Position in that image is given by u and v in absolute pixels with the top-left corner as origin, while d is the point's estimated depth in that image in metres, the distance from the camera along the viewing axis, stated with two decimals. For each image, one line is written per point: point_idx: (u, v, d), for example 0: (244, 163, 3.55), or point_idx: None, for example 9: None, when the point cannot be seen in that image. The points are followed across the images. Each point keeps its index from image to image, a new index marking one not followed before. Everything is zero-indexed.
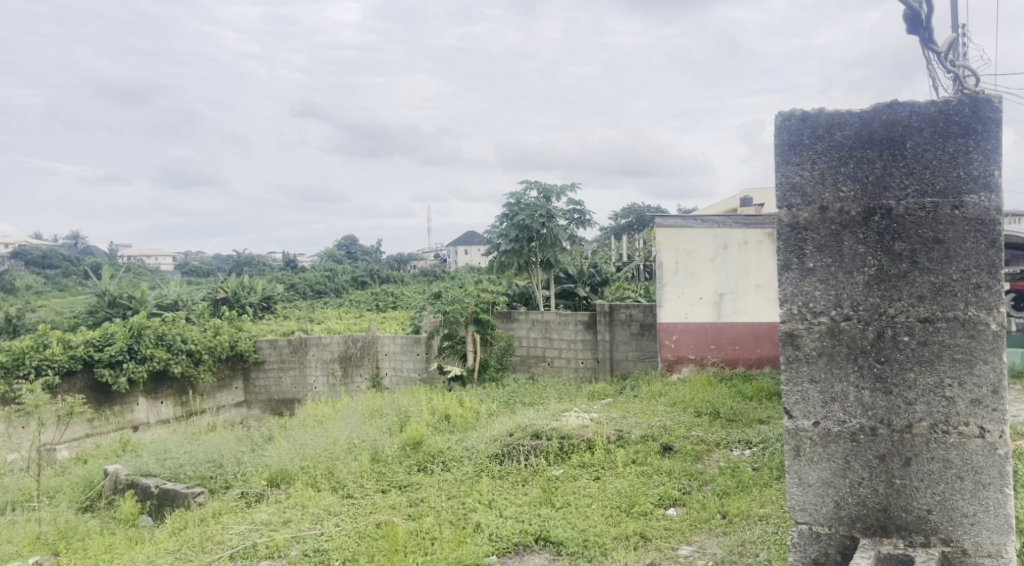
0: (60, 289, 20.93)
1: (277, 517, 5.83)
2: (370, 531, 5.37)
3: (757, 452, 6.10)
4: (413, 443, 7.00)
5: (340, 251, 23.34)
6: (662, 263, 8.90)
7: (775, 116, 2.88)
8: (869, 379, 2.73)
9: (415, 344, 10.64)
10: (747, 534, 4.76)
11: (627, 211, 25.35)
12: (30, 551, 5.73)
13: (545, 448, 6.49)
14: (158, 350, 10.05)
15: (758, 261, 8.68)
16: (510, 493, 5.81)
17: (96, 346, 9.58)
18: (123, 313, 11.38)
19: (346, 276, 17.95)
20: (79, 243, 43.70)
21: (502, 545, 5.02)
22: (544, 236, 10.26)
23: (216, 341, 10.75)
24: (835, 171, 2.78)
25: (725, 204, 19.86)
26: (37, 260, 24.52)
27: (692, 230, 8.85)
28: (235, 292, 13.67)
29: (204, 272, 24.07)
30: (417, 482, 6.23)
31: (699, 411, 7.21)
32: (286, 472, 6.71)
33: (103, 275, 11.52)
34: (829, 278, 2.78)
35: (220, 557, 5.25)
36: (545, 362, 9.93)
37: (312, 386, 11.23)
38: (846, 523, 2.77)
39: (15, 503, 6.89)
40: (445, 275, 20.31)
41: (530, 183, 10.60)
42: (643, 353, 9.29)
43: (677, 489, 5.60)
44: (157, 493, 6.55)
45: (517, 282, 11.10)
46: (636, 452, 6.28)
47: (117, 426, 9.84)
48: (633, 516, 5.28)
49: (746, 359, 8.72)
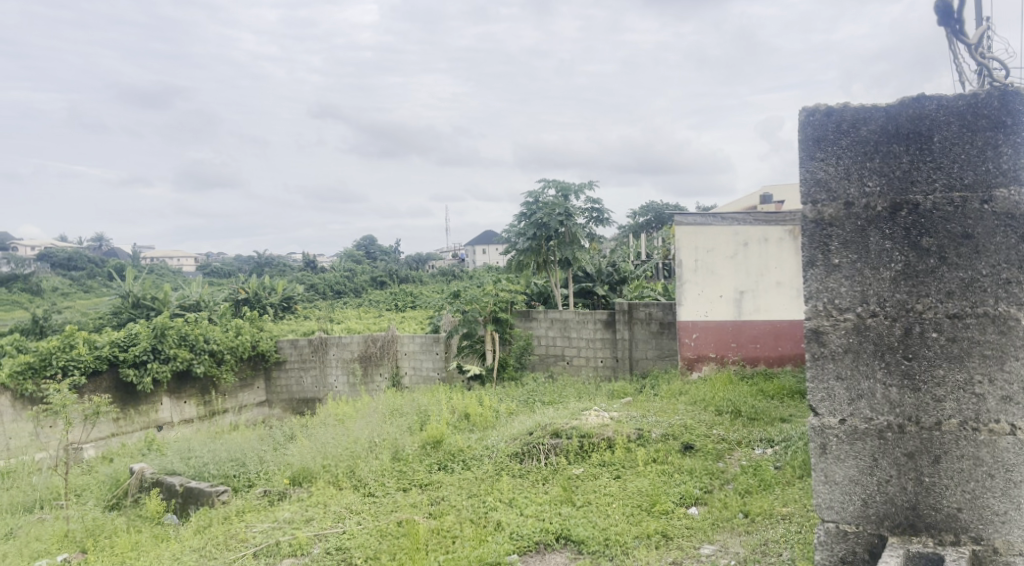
0: (86, 290, 21.20)
1: (300, 515, 5.86)
2: (390, 530, 5.38)
3: (779, 451, 6.05)
4: (433, 442, 7.01)
5: (359, 252, 23.44)
6: (682, 261, 8.87)
7: (799, 111, 2.86)
8: (896, 376, 2.71)
9: (434, 343, 10.65)
10: (769, 533, 4.72)
11: (646, 210, 25.27)
12: (59, 548, 5.81)
13: (564, 447, 6.48)
14: (182, 350, 10.13)
15: (779, 259, 8.60)
16: (531, 492, 5.80)
17: (121, 346, 9.68)
18: (146, 314, 11.51)
19: (365, 276, 18.02)
20: (102, 245, 44.24)
21: (523, 543, 5.03)
22: (562, 235, 10.23)
23: (238, 341, 10.84)
24: (860, 166, 2.76)
25: (746, 201, 19.71)
26: (61, 262, 24.87)
27: (711, 228, 8.81)
28: (256, 293, 13.80)
29: (225, 273, 24.34)
30: (438, 481, 6.25)
31: (720, 410, 7.17)
32: (308, 471, 6.74)
33: (128, 276, 11.66)
34: (854, 275, 2.75)
35: (244, 555, 5.28)
36: (564, 361, 9.92)
37: (332, 385, 11.29)
38: (874, 521, 2.75)
39: (43, 502, 6.98)
40: (463, 274, 20.34)
41: (549, 181, 10.59)
42: (662, 351, 9.26)
43: (698, 489, 5.57)
44: (182, 491, 6.60)
45: (536, 281, 11.10)
46: (657, 451, 6.27)
47: (143, 425, 9.96)
48: (654, 515, 5.26)
49: (767, 357, 8.66)
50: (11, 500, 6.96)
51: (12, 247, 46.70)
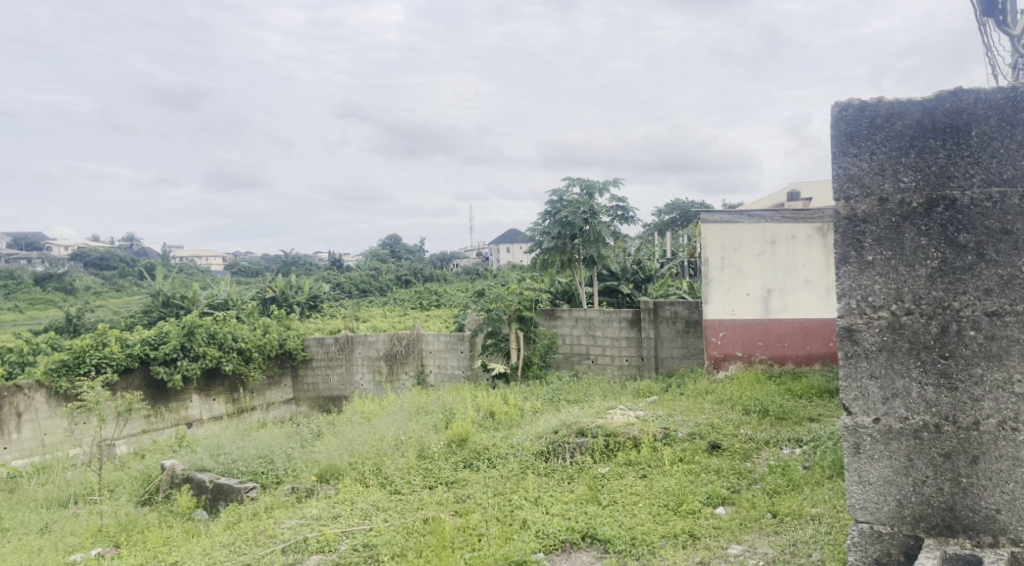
0: (117, 289, 21.48)
1: (327, 511, 5.90)
2: (417, 527, 5.40)
3: (807, 451, 5.98)
4: (459, 439, 7.03)
5: (385, 251, 23.54)
6: (708, 259, 8.80)
7: (831, 106, 2.83)
8: (933, 375, 2.66)
9: (459, 342, 10.67)
10: (798, 533, 4.68)
11: (671, 208, 25.15)
12: (93, 543, 5.89)
13: (590, 446, 6.46)
14: (211, 348, 10.24)
15: (807, 257, 8.51)
16: (558, 491, 5.80)
17: (152, 344, 9.80)
18: (176, 312, 11.64)
19: (391, 275, 18.10)
20: (132, 245, 44.78)
21: (549, 542, 5.02)
22: (587, 233, 10.20)
23: (266, 339, 10.94)
24: (895, 162, 2.72)
25: (773, 199, 19.54)
26: (94, 261, 25.22)
27: (738, 225, 8.73)
28: (283, 292, 13.93)
29: (252, 272, 24.55)
30: (464, 478, 6.26)
31: (747, 409, 7.11)
32: (335, 468, 6.77)
33: (158, 275, 11.80)
34: (888, 272, 2.71)
35: (272, 551, 5.32)
36: (589, 360, 9.89)
37: (358, 383, 11.35)
38: (910, 522, 2.71)
39: (78, 497, 7.08)
40: (487, 273, 20.36)
41: (573, 179, 10.56)
42: (688, 350, 9.20)
43: (725, 488, 5.53)
44: (212, 487, 6.66)
45: (560, 279, 11.08)
46: (683, 450, 6.23)
47: (173, 422, 10.08)
48: (681, 514, 5.23)
49: (795, 356, 8.57)
50: (47, 495, 7.10)
51: (46, 248, 47.37)
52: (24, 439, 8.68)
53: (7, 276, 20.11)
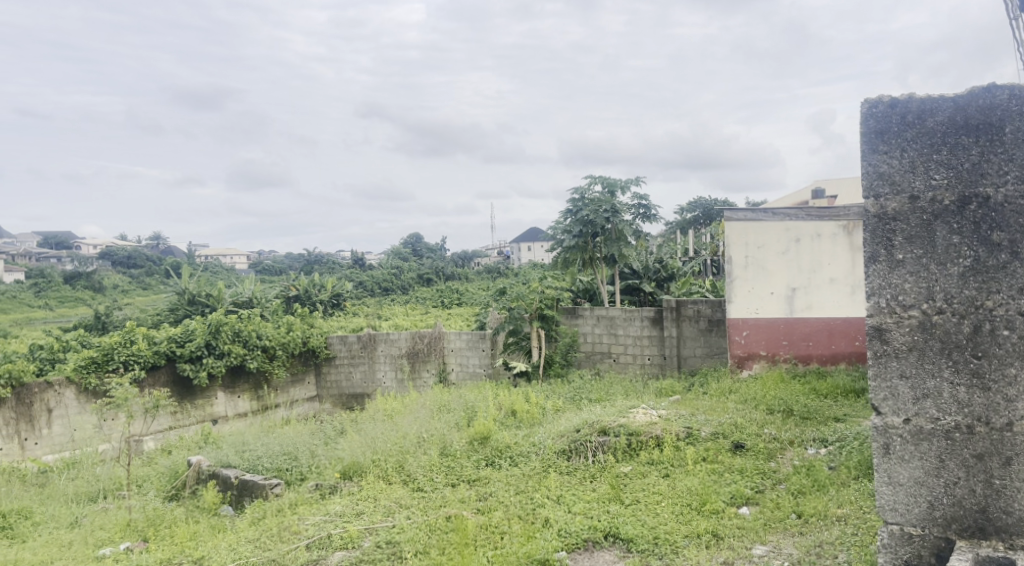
0: (144, 287, 21.76)
1: (350, 508, 5.92)
2: (439, 524, 5.42)
3: (832, 451, 5.93)
4: (481, 438, 7.04)
5: (407, 250, 23.61)
6: (732, 257, 8.75)
7: (860, 103, 2.80)
8: (965, 375, 2.63)
9: (480, 340, 10.68)
10: (824, 534, 4.65)
11: (693, 206, 25.02)
12: (122, 537, 5.97)
13: (612, 445, 6.44)
14: (236, 346, 10.33)
15: (832, 255, 8.43)
16: (580, 489, 5.79)
17: (178, 342, 9.90)
18: (202, 310, 11.77)
19: (413, 273, 18.17)
20: (159, 243, 45.26)
21: (571, 541, 5.01)
22: (609, 232, 10.16)
23: (290, 337, 11.03)
24: (927, 159, 2.68)
25: (796, 197, 19.37)
26: (122, 260, 25.50)
27: (762, 223, 8.66)
28: (307, 290, 14.03)
29: (276, 271, 24.74)
30: (486, 476, 6.26)
31: (771, 409, 7.05)
32: (358, 465, 6.80)
33: (184, 274, 11.93)
34: (919, 270, 2.68)
35: (296, 547, 5.36)
36: (611, 358, 9.86)
37: (381, 381, 11.40)
38: (941, 524, 2.68)
39: (107, 491, 7.18)
40: (508, 271, 20.36)
41: (595, 177, 10.54)
42: (711, 349, 9.15)
43: (749, 488, 5.50)
44: (237, 483, 6.72)
45: (582, 278, 11.05)
46: (706, 450, 6.19)
47: (199, 418, 10.18)
48: (704, 514, 5.20)
49: (820, 355, 8.48)
50: (77, 490, 7.20)
51: (73, 246, 47.97)
52: (54, 434, 8.82)
53: (38, 275, 20.48)
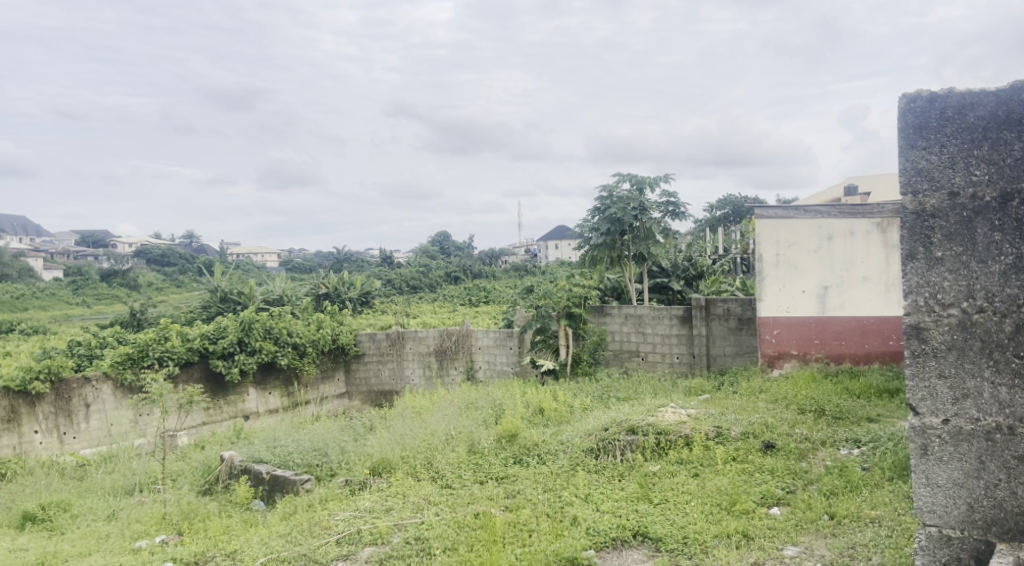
0: (177, 285, 22.06)
1: (380, 504, 5.96)
2: (467, 521, 5.43)
3: (866, 452, 5.86)
4: (509, 435, 7.04)
5: (435, 248, 23.65)
6: (763, 255, 8.65)
7: (899, 98, 2.88)
8: (1006, 375, 2.69)
9: (508, 338, 10.68)
10: (857, 536, 4.62)
11: (722, 203, 24.79)
12: (157, 530, 6.06)
13: (641, 444, 6.40)
14: (267, 343, 10.44)
15: (865, 253, 8.31)
16: (608, 488, 5.78)
17: (211, 339, 10.01)
18: (233, 307, 11.92)
19: (440, 271, 18.21)
20: (191, 242, 45.77)
21: (600, 539, 5.00)
22: (637, 230, 10.11)
23: (320, 334, 11.12)
24: (967, 154, 2.76)
25: (828, 195, 19.10)
26: (156, 258, 25.82)
27: (793, 220, 8.55)
28: (336, 288, 14.13)
29: (306, 269, 24.92)
30: (514, 474, 6.27)
31: (803, 408, 6.98)
32: (387, 461, 6.84)
33: (216, 271, 12.08)
34: (959, 268, 2.75)
35: (327, 542, 5.40)
36: (639, 357, 9.81)
37: (409, 378, 11.44)
38: (981, 526, 2.75)
39: (142, 485, 7.29)
40: (536, 269, 20.30)
41: (623, 175, 10.49)
42: (740, 348, 9.08)
43: (780, 489, 5.45)
44: (268, 479, 6.78)
45: (610, 275, 10.99)
46: (736, 450, 6.13)
47: (231, 414, 10.30)
48: (734, 514, 5.16)
49: (853, 355, 8.37)
50: (113, 483, 7.32)
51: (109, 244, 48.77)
52: (92, 429, 8.97)
53: (74, 273, 20.85)
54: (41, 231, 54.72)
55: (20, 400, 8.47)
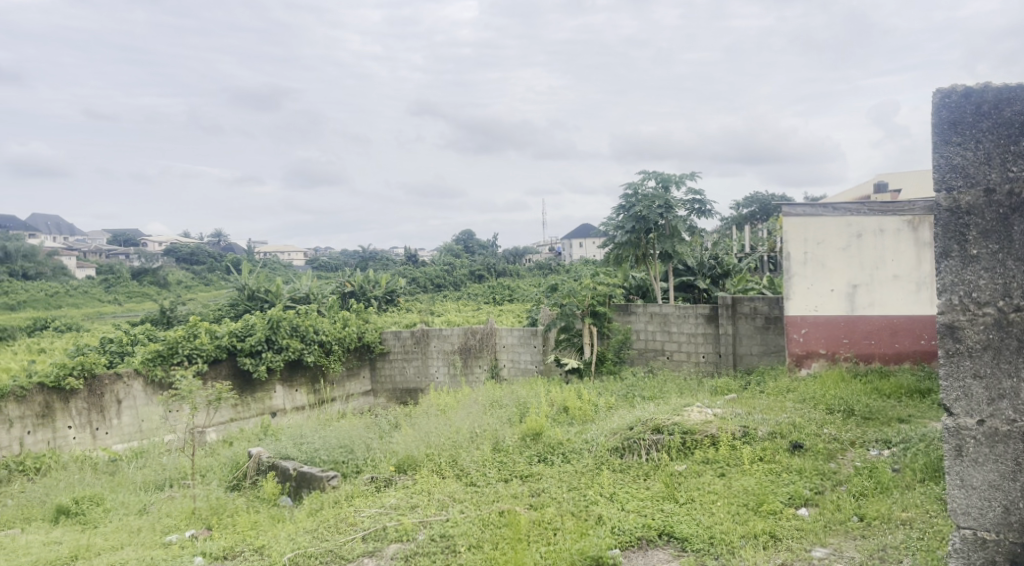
0: (205, 282, 22.33)
1: (405, 501, 5.98)
2: (492, 519, 5.43)
3: (896, 452, 5.79)
4: (533, 434, 7.02)
5: (460, 247, 23.70)
6: (790, 254, 8.55)
7: (932, 93, 2.90)
8: None
9: (532, 336, 10.67)
10: (888, 538, 4.58)
11: (749, 200, 24.60)
12: (186, 525, 6.13)
13: (667, 443, 6.36)
14: (294, 341, 10.52)
15: (895, 251, 8.21)
16: (633, 487, 5.75)
17: (239, 336, 10.12)
18: (261, 306, 12.03)
19: (465, 270, 18.24)
20: (219, 240, 46.20)
21: (625, 538, 4.99)
22: (662, 228, 10.05)
23: (346, 332, 11.20)
24: (1004, 149, 2.78)
25: (858, 192, 18.86)
26: (185, 256, 26.13)
27: (821, 218, 8.46)
28: (362, 286, 14.20)
29: (332, 267, 25.09)
30: (539, 472, 6.26)
31: (831, 409, 6.90)
32: (412, 458, 6.86)
33: (243, 269, 12.20)
34: (994, 267, 2.77)
35: (353, 538, 5.43)
36: (664, 356, 9.75)
37: (434, 375, 11.47)
38: (1016, 529, 2.77)
39: (173, 481, 7.38)
40: (560, 268, 20.27)
41: (648, 173, 10.42)
42: (768, 347, 9.01)
43: (809, 489, 5.39)
44: (295, 475, 6.83)
45: (635, 274, 10.93)
46: (763, 450, 6.07)
47: (258, 411, 10.39)
48: (761, 514, 5.11)
49: (883, 354, 8.27)
50: (144, 478, 7.42)
51: (137, 242, 49.50)
52: (123, 424, 9.10)
53: (105, 271, 21.18)
54: (73, 229, 55.61)
55: (54, 396, 8.60)
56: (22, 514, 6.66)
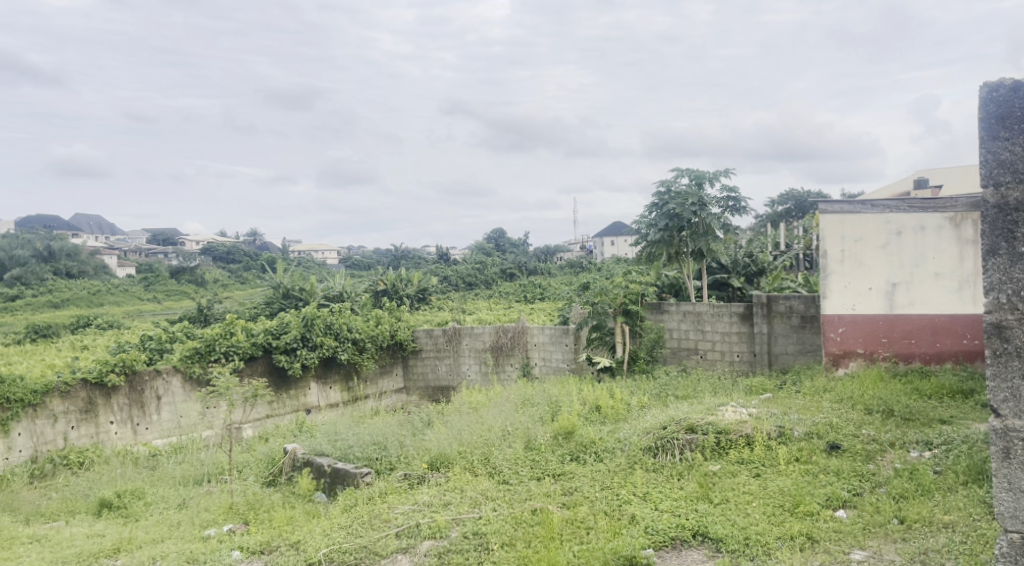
0: (241, 281, 22.63)
1: (438, 498, 5.98)
2: (525, 518, 5.42)
3: (938, 454, 5.68)
4: (565, 433, 6.98)
5: (491, 245, 23.72)
6: (828, 252, 8.42)
7: (980, 88, 3.02)
8: None
9: (564, 335, 10.64)
10: (929, 542, 4.52)
11: (784, 196, 24.33)
12: (224, 519, 6.20)
13: (701, 443, 6.29)
14: (328, 338, 10.61)
15: (936, 249, 8.05)
16: (666, 487, 5.70)
17: (274, 334, 10.22)
18: (295, 304, 12.15)
19: (496, 268, 18.23)
20: (254, 240, 46.78)
21: (658, 538, 4.95)
22: (696, 226, 9.95)
23: (378, 330, 11.26)
24: None
25: (895, 188, 18.57)
26: (221, 254, 26.46)
27: (860, 215, 8.31)
28: (394, 284, 14.27)
29: (365, 265, 25.28)
30: (571, 471, 6.24)
31: (870, 409, 6.78)
32: (445, 456, 6.87)
33: (278, 268, 12.32)
34: None
35: (386, 535, 5.45)
36: (698, 354, 9.65)
37: (465, 373, 11.48)
38: None
39: (211, 476, 7.48)
40: (591, 266, 20.19)
41: (682, 170, 10.32)
42: (804, 347, 8.89)
43: (847, 490, 5.30)
44: (329, 472, 6.87)
45: (668, 272, 10.86)
46: (799, 450, 5.99)
47: (293, 408, 10.48)
48: (798, 516, 5.04)
49: (922, 354, 8.12)
50: (184, 473, 7.53)
51: (173, 241, 50.34)
52: (162, 420, 9.23)
53: (145, 270, 21.56)
54: (114, 229, 56.65)
55: (97, 392, 8.74)
56: (66, 506, 6.79)
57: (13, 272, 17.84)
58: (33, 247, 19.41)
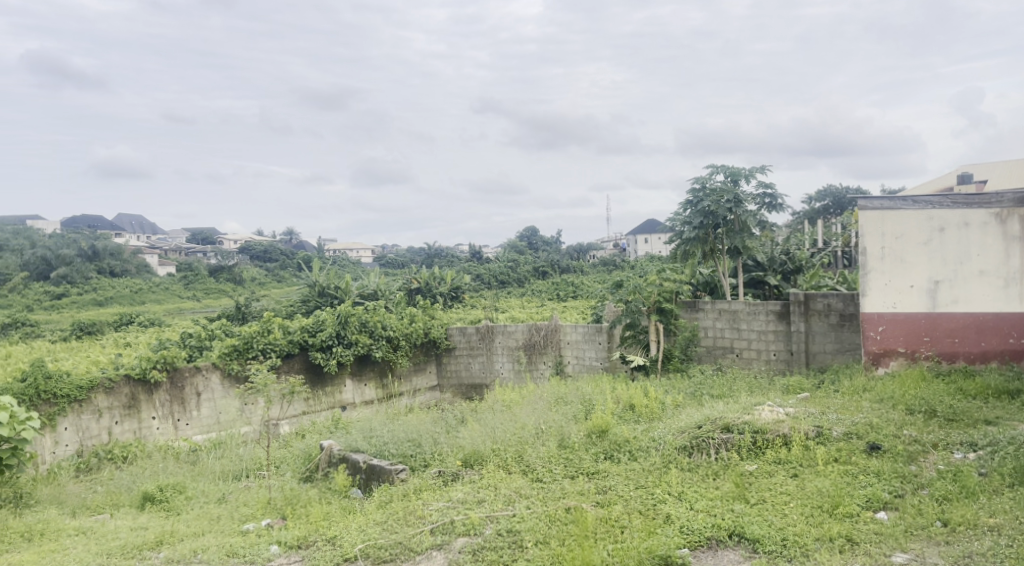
0: (278, 279, 22.91)
1: (472, 496, 5.99)
2: (559, 516, 5.41)
3: (983, 455, 5.55)
4: (599, 431, 6.94)
5: (524, 244, 23.74)
6: (867, 249, 8.26)
7: None
8: None
9: (597, 333, 10.59)
10: (974, 545, 4.48)
11: (821, 193, 24.00)
12: (263, 514, 6.28)
13: (737, 443, 6.21)
14: (363, 336, 10.69)
15: (982, 245, 7.90)
16: (702, 486, 5.66)
17: (310, 332, 10.31)
18: (330, 302, 12.26)
19: (529, 266, 18.21)
20: (289, 238, 47.38)
21: (694, 538, 4.91)
22: (731, 223, 9.84)
23: (412, 328, 11.30)
24: None
25: (938, 184, 18.21)
26: (258, 252, 26.82)
27: (900, 212, 8.16)
28: (427, 283, 14.33)
29: (399, 265, 25.43)
30: (605, 470, 6.21)
31: (911, 409, 6.65)
32: (479, 454, 6.89)
33: (314, 267, 12.44)
34: None
35: (421, 531, 5.46)
36: (733, 353, 9.55)
37: (499, 371, 11.50)
38: None
39: (249, 471, 7.59)
40: (625, 264, 20.08)
41: (717, 166, 10.21)
42: (842, 345, 8.75)
43: (887, 491, 5.21)
44: (365, 468, 6.92)
45: (703, 270, 10.76)
46: (838, 451, 5.90)
47: (329, 405, 10.59)
48: (837, 517, 4.97)
49: (966, 353, 7.95)
50: (223, 468, 7.65)
51: (210, 240, 51.21)
52: (202, 416, 9.38)
53: (185, 270, 21.86)
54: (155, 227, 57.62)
55: (140, 387, 8.90)
56: (110, 500, 6.93)
57: (58, 271, 18.20)
58: (77, 247, 19.82)
